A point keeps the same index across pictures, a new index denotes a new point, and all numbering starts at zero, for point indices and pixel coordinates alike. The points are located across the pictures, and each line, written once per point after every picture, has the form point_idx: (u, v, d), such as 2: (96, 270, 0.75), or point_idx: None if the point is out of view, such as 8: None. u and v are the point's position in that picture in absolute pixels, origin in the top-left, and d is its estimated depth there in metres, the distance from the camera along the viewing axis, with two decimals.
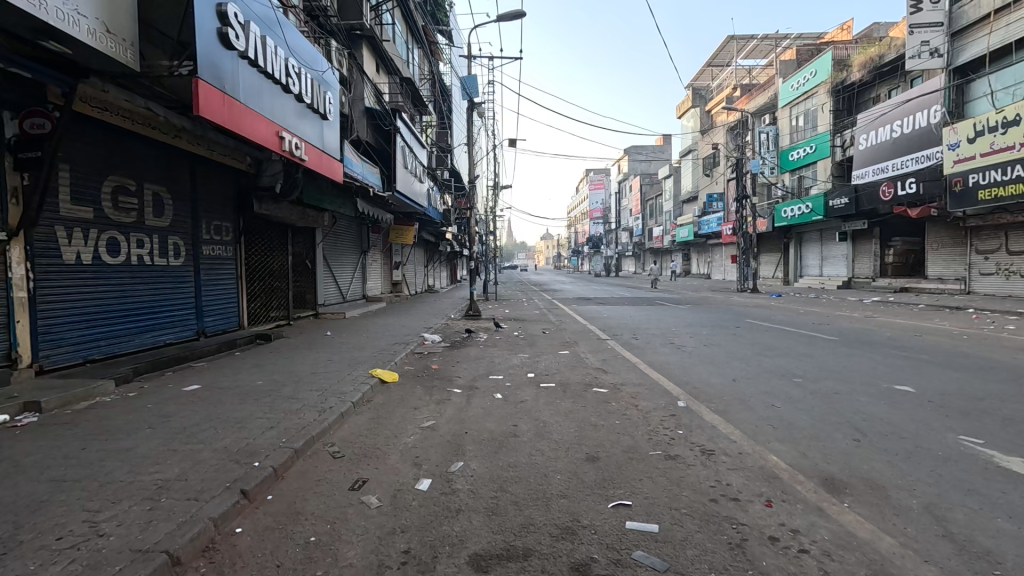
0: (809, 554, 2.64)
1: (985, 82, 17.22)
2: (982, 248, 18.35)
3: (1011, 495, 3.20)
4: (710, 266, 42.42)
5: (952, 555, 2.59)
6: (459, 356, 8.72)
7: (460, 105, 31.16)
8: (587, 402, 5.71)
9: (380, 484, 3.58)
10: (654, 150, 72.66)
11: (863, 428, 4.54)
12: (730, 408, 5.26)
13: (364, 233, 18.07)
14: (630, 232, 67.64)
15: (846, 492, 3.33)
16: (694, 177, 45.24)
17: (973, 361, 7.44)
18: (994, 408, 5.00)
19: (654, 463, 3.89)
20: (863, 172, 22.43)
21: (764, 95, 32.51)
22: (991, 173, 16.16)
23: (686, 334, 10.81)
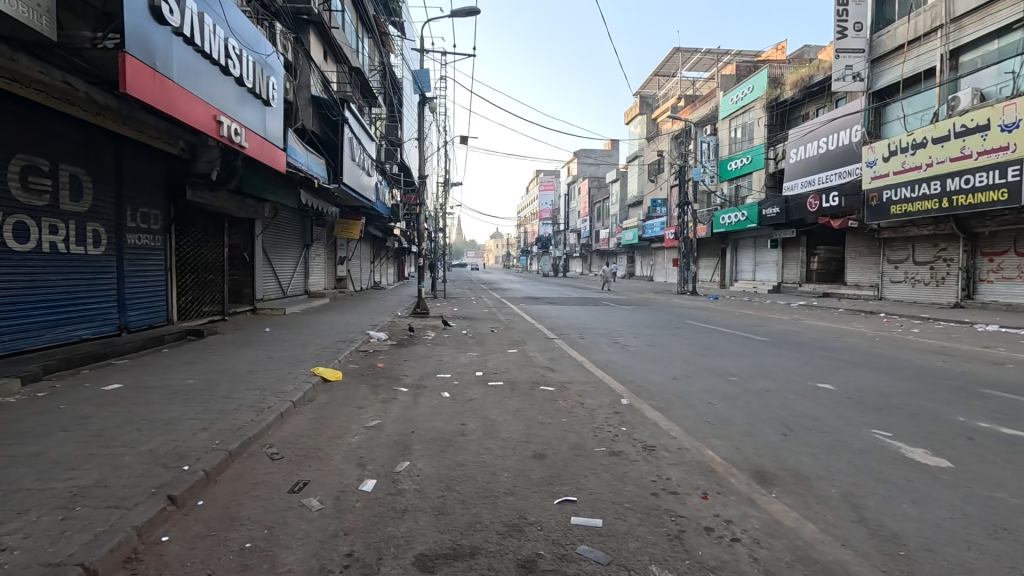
0: (740, 542, 2.80)
1: (899, 106, 18.95)
2: (893, 258, 20.10)
3: (915, 482, 3.53)
4: (653, 269, 43.96)
5: (865, 539, 2.82)
6: (406, 354, 8.56)
7: (411, 99, 30.59)
8: (535, 400, 5.77)
9: (322, 486, 3.46)
10: (602, 154, 74.45)
11: (790, 423, 4.86)
12: (671, 405, 5.48)
13: (307, 226, 17.36)
14: (578, 234, 68.97)
15: (774, 483, 3.55)
16: (639, 182, 46.71)
17: (885, 361, 8.15)
18: (902, 404, 5.50)
19: (599, 460, 3.99)
20: (793, 183, 23.93)
21: (706, 107, 34.05)
22: (902, 190, 17.72)
23: (631, 334, 11.14)
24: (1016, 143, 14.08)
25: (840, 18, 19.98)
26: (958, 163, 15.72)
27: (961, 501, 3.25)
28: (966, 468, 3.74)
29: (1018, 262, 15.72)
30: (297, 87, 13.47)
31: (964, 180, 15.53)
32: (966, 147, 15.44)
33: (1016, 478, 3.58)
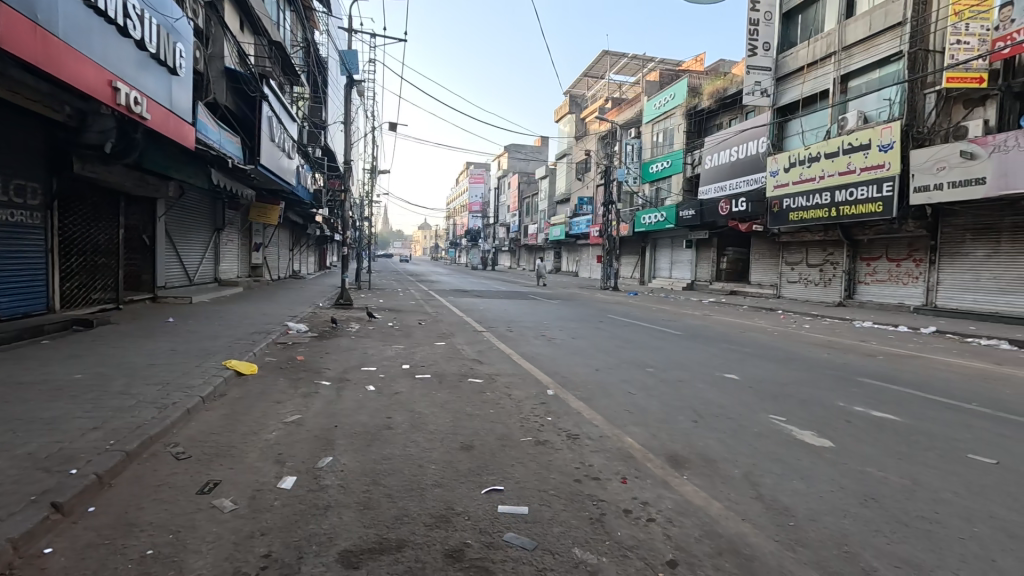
0: (655, 521, 3.00)
1: (799, 122, 20.89)
2: (790, 261, 22.16)
3: (803, 461, 3.95)
4: (579, 265, 45.30)
5: (761, 513, 3.12)
6: (329, 347, 8.22)
7: (337, 79, 29.17)
8: (462, 392, 5.78)
9: (236, 486, 3.25)
10: (532, 150, 75.30)
11: (700, 411, 5.25)
12: (594, 396, 5.71)
13: (217, 208, 16.06)
14: (507, 228, 69.52)
15: (685, 466, 3.83)
16: (568, 180, 47.86)
17: (781, 353, 9.02)
18: (794, 392, 6.11)
19: (525, 449, 4.09)
20: (707, 188, 25.62)
21: (631, 110, 35.51)
22: (799, 199, 19.56)
23: (557, 327, 11.43)
24: (891, 162, 16.02)
25: (752, 36, 21.63)
26: (844, 177, 17.63)
27: (840, 475, 3.69)
28: (843, 447, 4.25)
29: (889, 267, 17.90)
30: (209, 57, 12.40)
31: (848, 192, 17.46)
32: (852, 163, 17.37)
33: (881, 454, 4.12)
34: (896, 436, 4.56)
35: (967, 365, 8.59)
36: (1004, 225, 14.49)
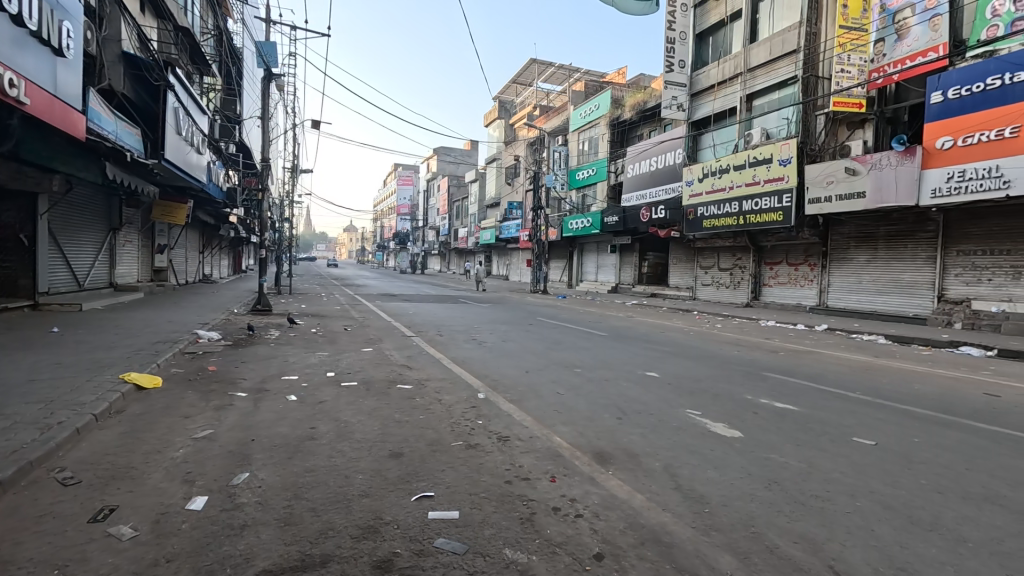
0: (583, 517, 3.09)
1: (711, 135, 22.48)
2: (704, 265, 23.72)
3: (716, 451, 4.25)
4: (509, 268, 45.75)
5: (680, 502, 3.31)
6: (245, 356, 7.71)
7: (253, 71, 27.46)
8: (391, 398, 5.65)
9: (137, 510, 2.97)
10: (462, 153, 74.99)
11: (624, 408, 5.49)
12: (523, 397, 5.80)
13: (113, 205, 14.56)
14: (436, 231, 68.85)
15: (611, 462, 3.98)
16: (498, 184, 48.22)
17: (696, 351, 9.63)
18: (708, 387, 6.55)
19: (456, 453, 4.06)
20: (629, 195, 26.85)
21: (559, 118, 36.48)
22: (711, 208, 21.01)
23: (487, 331, 11.45)
24: (789, 176, 17.66)
25: (669, 54, 23.00)
26: (750, 188, 19.20)
27: (749, 463, 4.00)
28: (750, 436, 4.62)
29: (789, 271, 19.67)
30: (103, 40, 11.15)
31: (753, 202, 19.03)
32: (757, 175, 18.96)
33: (782, 442, 4.52)
34: (795, 424, 5.03)
35: (853, 358, 9.63)
36: (881, 233, 16.43)
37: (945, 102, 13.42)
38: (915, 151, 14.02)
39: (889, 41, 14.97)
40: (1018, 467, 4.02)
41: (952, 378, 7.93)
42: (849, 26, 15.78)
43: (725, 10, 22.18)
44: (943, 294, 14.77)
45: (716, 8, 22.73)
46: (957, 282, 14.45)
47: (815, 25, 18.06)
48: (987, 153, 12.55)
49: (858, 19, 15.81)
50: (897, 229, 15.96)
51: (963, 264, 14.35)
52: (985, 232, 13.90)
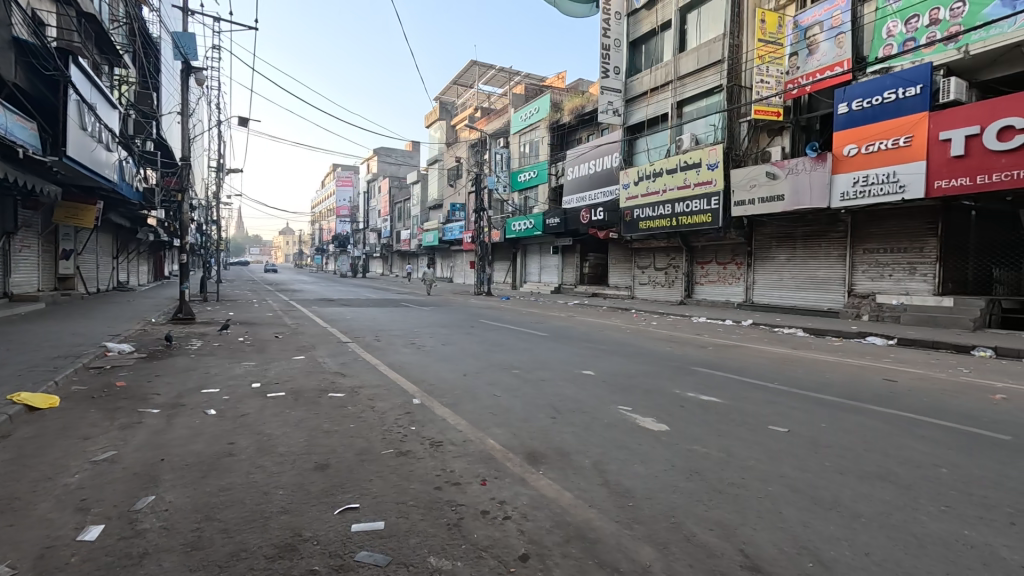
0: (511, 519, 3.10)
1: (645, 140, 23.35)
2: (641, 265, 24.57)
3: (644, 445, 4.40)
4: (453, 271, 45.44)
5: (606, 497, 3.40)
6: (161, 369, 7.17)
7: (172, 64, 25.64)
8: (321, 408, 5.43)
9: (16, 546, 2.67)
10: (403, 154, 73.57)
11: (559, 407, 5.57)
12: (459, 401, 5.75)
13: (6, 206, 13.15)
14: (378, 233, 67.26)
15: (542, 461, 4.02)
16: (440, 186, 47.79)
17: (631, 348, 9.96)
18: (640, 383, 6.77)
19: (385, 461, 3.96)
20: (570, 198, 27.39)
21: (500, 121, 36.64)
22: (647, 210, 21.82)
23: (426, 334, 11.27)
24: (716, 180, 18.65)
25: (605, 60, 23.63)
26: (681, 191, 20.13)
27: (673, 455, 4.17)
28: (675, 429, 4.82)
29: (718, 269, 20.75)
30: None
31: (684, 205, 19.95)
32: (688, 179, 19.89)
33: (705, 433, 4.74)
34: (717, 415, 5.30)
35: (774, 351, 10.29)
36: (798, 234, 17.68)
37: (850, 113, 14.64)
38: (825, 158, 15.19)
39: (802, 54, 16.15)
40: (905, 445, 4.43)
41: (857, 366, 8.65)
42: (766, 40, 16.82)
43: (656, 20, 23.13)
44: (852, 289, 16.07)
45: (648, 18, 23.65)
46: (865, 278, 15.78)
47: (736, 38, 19.13)
48: (886, 160, 13.78)
49: (775, 33, 16.84)
50: (812, 230, 17.23)
51: (868, 261, 15.70)
52: (886, 232, 15.28)
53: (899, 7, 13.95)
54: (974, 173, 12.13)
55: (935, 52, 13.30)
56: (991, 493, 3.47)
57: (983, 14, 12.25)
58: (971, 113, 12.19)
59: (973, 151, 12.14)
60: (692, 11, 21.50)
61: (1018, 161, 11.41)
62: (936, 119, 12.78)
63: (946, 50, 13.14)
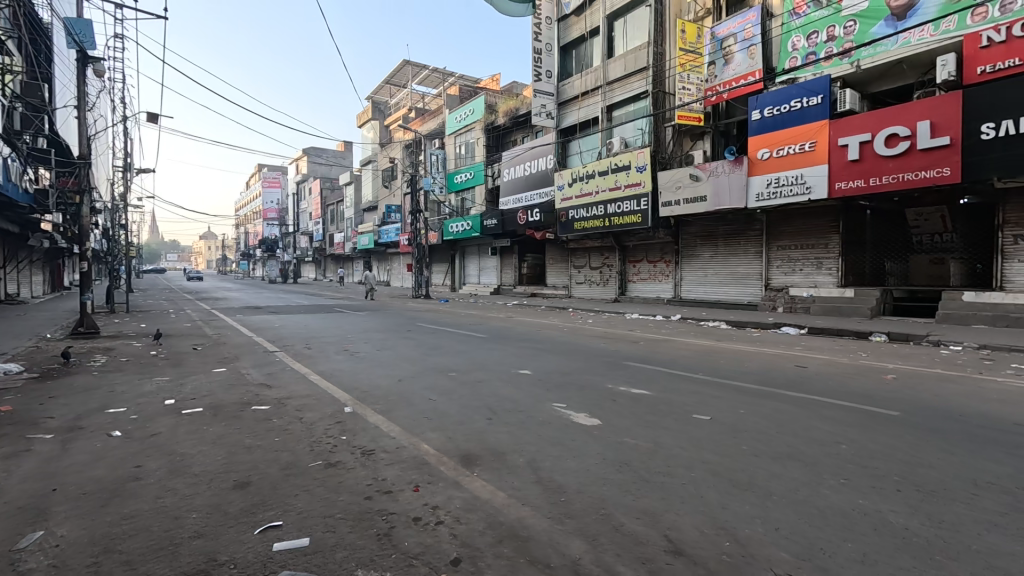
0: (443, 523, 3.06)
1: (577, 143, 23.95)
2: (577, 264, 25.17)
3: (576, 440, 4.50)
4: (390, 274, 44.43)
5: (539, 494, 3.44)
6: (57, 389, 6.48)
7: (66, 53, 23.26)
8: (243, 422, 5.12)
9: None
10: (334, 154, 70.95)
11: (495, 407, 5.59)
12: (392, 407, 5.62)
13: None
14: (309, 237, 64.52)
15: (477, 463, 4.01)
16: (375, 187, 46.58)
17: (567, 346, 10.17)
18: (574, 380, 6.93)
19: (312, 475, 3.79)
20: (506, 199, 27.57)
21: (434, 121, 36.24)
22: (581, 211, 22.40)
23: (361, 340, 10.91)
24: (645, 182, 19.47)
25: (537, 63, 24.00)
26: (613, 193, 20.85)
27: (604, 448, 4.29)
28: (607, 423, 4.96)
29: (649, 268, 21.63)
30: None
31: (616, 205, 20.67)
32: (618, 181, 20.64)
33: (635, 425, 4.92)
34: (646, 407, 5.52)
35: (699, 344, 10.87)
36: (720, 233, 18.79)
37: (762, 119, 15.76)
38: (741, 161, 16.25)
39: (719, 64, 17.19)
40: (812, 426, 4.82)
41: (772, 355, 9.31)
42: (686, 49, 17.65)
43: (585, 26, 23.79)
44: (769, 283, 17.29)
45: (578, 24, 24.28)
46: (779, 273, 17.02)
47: (660, 46, 20.05)
48: (794, 164, 14.95)
49: (694, 43, 17.80)
50: (732, 229, 18.38)
51: (782, 257, 16.96)
52: (796, 229, 16.57)
53: (801, 23, 15.19)
54: (867, 175, 13.41)
55: (833, 66, 14.54)
56: (882, 464, 3.85)
57: (872, 32, 13.61)
58: (864, 122, 13.46)
59: (866, 156, 13.42)
60: (619, 19, 22.30)
61: (903, 165, 12.74)
62: (834, 127, 14.04)
63: (842, 64, 14.40)
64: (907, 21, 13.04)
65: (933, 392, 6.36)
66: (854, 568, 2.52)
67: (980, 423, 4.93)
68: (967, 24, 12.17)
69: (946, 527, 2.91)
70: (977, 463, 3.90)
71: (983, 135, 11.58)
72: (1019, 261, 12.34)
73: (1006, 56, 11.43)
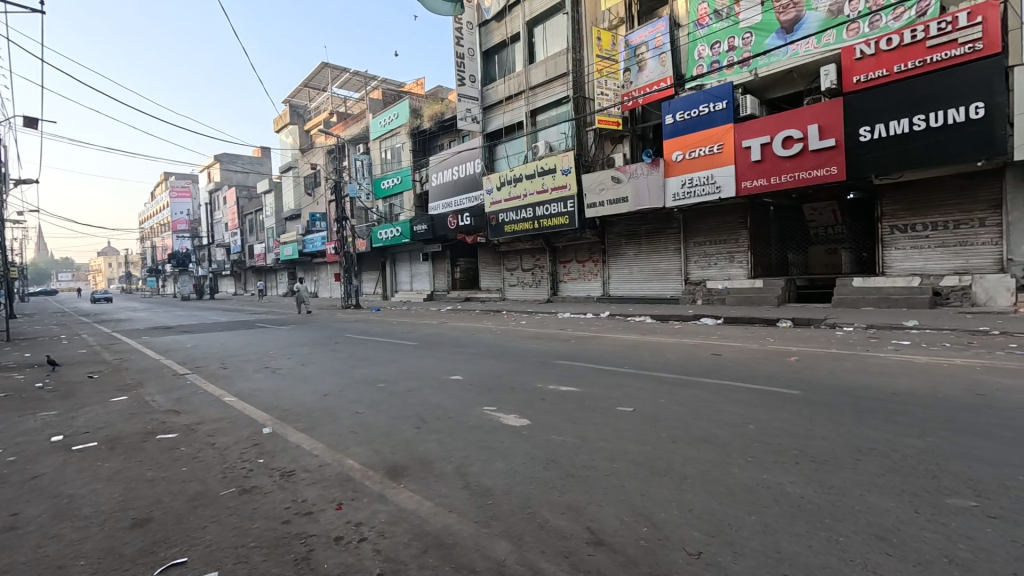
0: (366, 540, 2.96)
1: (504, 147, 24.20)
2: (509, 267, 25.41)
3: (505, 441, 4.53)
4: (317, 285, 42.58)
5: (466, 499, 3.43)
6: None
7: None
8: (146, 453, 4.70)
9: None
10: (250, 160, 66.92)
11: (424, 415, 5.50)
12: (316, 424, 5.38)
13: None
14: (227, 249, 60.55)
15: (403, 474, 3.92)
16: (297, 194, 44.49)
17: (500, 349, 10.21)
18: (505, 382, 6.97)
19: (223, 504, 3.54)
20: (436, 204, 27.31)
21: (358, 126, 35.16)
22: (511, 214, 22.61)
23: (283, 356, 10.34)
24: (570, 184, 20.03)
25: (460, 68, 24.04)
26: (540, 195, 21.24)
27: (532, 447, 4.35)
28: (536, 422, 5.03)
29: (579, 267, 22.21)
30: None
31: (544, 208, 21.08)
32: (545, 184, 21.05)
33: (562, 422, 5.03)
34: (573, 403, 5.66)
35: (627, 339, 11.29)
36: (642, 231, 19.66)
37: (675, 124, 16.70)
38: (658, 163, 17.11)
39: (634, 71, 18.02)
40: (724, 409, 5.16)
41: (692, 345, 9.86)
42: (603, 56, 18.43)
43: (506, 32, 24.09)
44: (688, 277, 18.32)
45: (498, 29, 24.52)
46: (697, 268, 18.07)
47: (578, 53, 20.69)
48: (705, 165, 15.96)
49: (610, 50, 18.56)
50: (653, 228, 19.30)
51: (698, 253, 18.03)
52: (710, 226, 17.68)
53: (705, 33, 16.26)
54: (768, 175, 14.56)
55: (734, 74, 15.66)
56: (783, 440, 4.18)
57: (766, 43, 14.84)
58: (763, 125, 14.61)
59: (767, 157, 14.57)
60: (538, 25, 22.79)
61: (798, 165, 13.98)
62: (738, 130, 15.14)
63: (742, 72, 15.55)
64: (795, 34, 14.35)
65: (829, 370, 7.02)
66: (756, 539, 2.72)
67: (866, 397, 5.47)
68: (844, 38, 13.53)
69: (834, 492, 3.21)
70: (861, 431, 4.35)
71: (862, 137, 12.95)
72: (896, 249, 13.89)
73: (876, 67, 12.80)
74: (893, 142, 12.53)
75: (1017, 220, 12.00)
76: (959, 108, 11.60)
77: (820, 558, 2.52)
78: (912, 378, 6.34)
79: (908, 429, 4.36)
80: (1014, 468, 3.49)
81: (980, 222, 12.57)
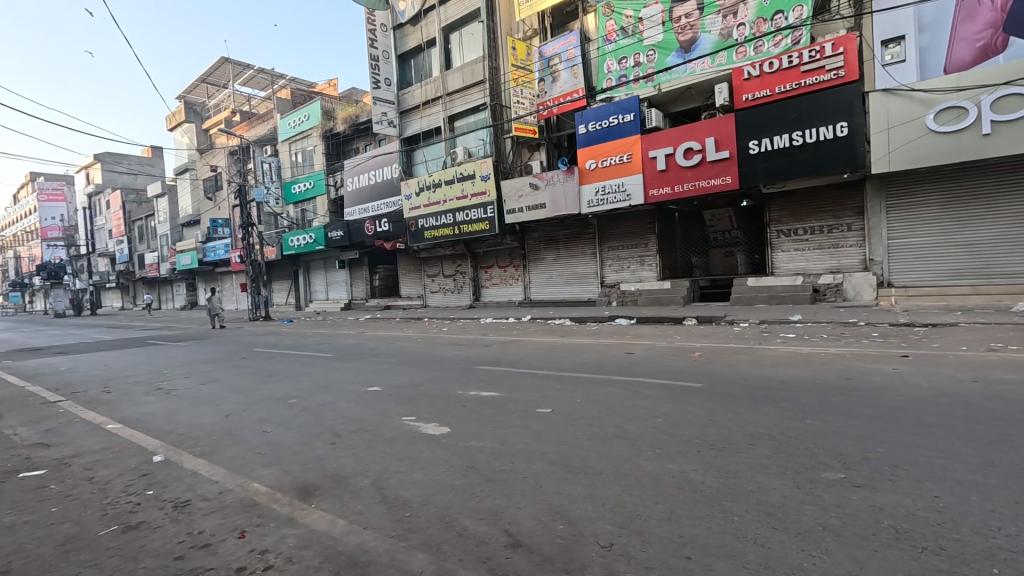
0: (272, 568, 2.78)
1: (422, 152, 23.90)
2: (431, 273, 25.08)
3: (425, 451, 4.45)
4: (221, 296, 39.39)
5: (383, 514, 3.32)
6: None
7: None
8: (3, 495, 4.07)
9: None
10: (138, 161, 60.52)
11: (339, 430, 5.27)
12: (217, 447, 4.97)
13: None
14: (112, 258, 54.31)
15: (315, 493, 3.73)
16: (196, 199, 40.88)
17: (421, 357, 10.03)
18: (425, 391, 6.85)
19: (103, 544, 3.15)
20: (352, 209, 26.33)
21: (265, 127, 33.06)
22: (430, 220, 22.35)
23: (180, 376, 9.41)
24: (489, 190, 20.19)
25: (374, 71, 23.37)
26: (460, 201, 21.21)
27: (452, 455, 4.31)
28: (456, 429, 5.00)
29: (500, 272, 22.38)
30: None
31: (464, 214, 21.07)
32: (464, 189, 21.05)
33: (483, 427, 5.03)
34: (494, 408, 5.69)
35: (547, 341, 11.57)
36: (560, 237, 20.24)
37: (588, 133, 17.41)
38: (573, 171, 17.75)
39: (547, 81, 18.60)
40: (637, 405, 5.43)
41: (609, 346, 10.29)
42: (518, 65, 18.38)
43: (422, 36, 23.87)
44: (604, 280, 19.16)
45: (414, 33, 24.24)
46: (612, 271, 18.94)
47: (494, 61, 20.95)
48: (616, 173, 16.78)
49: (524, 60, 18.72)
50: (570, 233, 19.94)
51: (612, 257, 18.90)
52: (622, 231, 18.59)
53: (613, 48, 17.13)
54: (672, 183, 15.63)
55: (640, 88, 16.60)
56: (686, 431, 4.48)
57: (667, 61, 15.97)
58: (667, 137, 15.64)
59: (670, 167, 15.63)
60: (454, 31, 22.80)
61: (698, 174, 15.13)
62: (645, 142, 16.08)
63: (647, 86, 16.51)
64: (692, 54, 15.56)
65: (727, 364, 7.65)
66: (663, 526, 2.88)
67: (758, 386, 6.00)
68: (733, 60, 14.86)
69: (730, 475, 3.49)
70: (754, 418, 4.76)
71: (751, 150, 14.28)
72: (782, 251, 15.44)
73: (761, 87, 14.14)
74: (776, 155, 13.94)
75: (876, 225, 13.81)
76: (828, 126, 13.16)
77: (717, 538, 2.72)
78: (796, 367, 7.07)
79: (792, 413, 4.84)
80: (875, 441, 4.00)
81: (848, 227, 14.31)
